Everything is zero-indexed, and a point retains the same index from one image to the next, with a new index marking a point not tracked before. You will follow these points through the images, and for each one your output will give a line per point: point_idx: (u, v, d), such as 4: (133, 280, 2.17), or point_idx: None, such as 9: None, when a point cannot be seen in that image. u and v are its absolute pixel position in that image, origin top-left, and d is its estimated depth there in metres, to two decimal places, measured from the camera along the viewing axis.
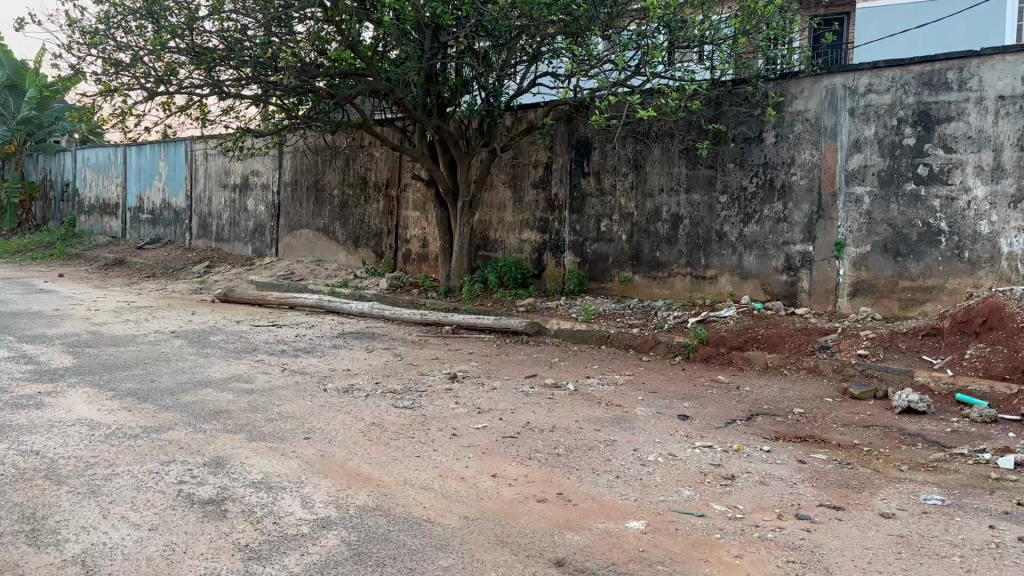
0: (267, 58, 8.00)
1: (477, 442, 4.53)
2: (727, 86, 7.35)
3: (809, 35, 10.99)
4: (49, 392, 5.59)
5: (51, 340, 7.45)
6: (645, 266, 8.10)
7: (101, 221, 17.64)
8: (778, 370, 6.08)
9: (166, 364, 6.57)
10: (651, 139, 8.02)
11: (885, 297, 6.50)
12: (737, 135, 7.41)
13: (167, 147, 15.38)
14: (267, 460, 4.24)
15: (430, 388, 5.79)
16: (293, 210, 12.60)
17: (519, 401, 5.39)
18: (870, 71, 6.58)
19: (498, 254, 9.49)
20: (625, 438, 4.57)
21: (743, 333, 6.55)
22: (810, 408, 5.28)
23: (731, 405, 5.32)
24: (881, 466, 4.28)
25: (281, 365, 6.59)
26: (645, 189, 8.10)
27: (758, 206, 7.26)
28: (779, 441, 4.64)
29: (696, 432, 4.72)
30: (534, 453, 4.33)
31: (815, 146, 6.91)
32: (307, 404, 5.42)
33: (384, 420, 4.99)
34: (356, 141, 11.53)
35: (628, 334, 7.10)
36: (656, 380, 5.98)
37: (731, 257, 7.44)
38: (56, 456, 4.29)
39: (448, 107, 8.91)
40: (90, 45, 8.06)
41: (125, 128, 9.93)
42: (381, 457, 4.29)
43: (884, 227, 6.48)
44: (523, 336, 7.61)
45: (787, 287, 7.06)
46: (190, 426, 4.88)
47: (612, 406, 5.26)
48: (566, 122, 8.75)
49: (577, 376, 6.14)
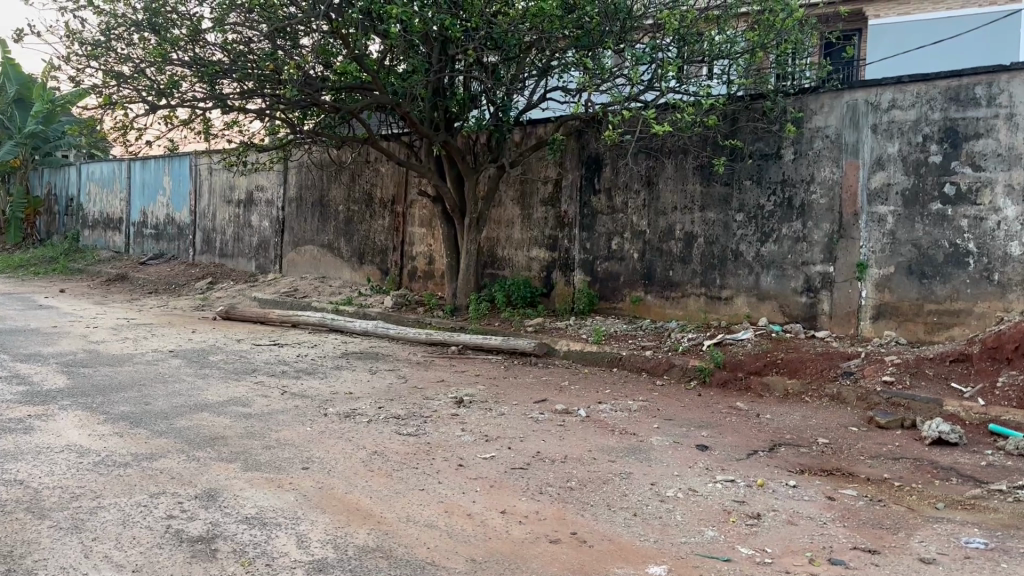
0: (271, 71, 7.83)
1: (485, 473, 4.28)
2: (744, 101, 7.14)
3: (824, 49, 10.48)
4: (39, 415, 5.36)
5: (46, 359, 7.23)
6: (658, 285, 7.86)
7: (105, 236, 17.50)
8: (798, 397, 5.82)
9: (162, 385, 6.35)
10: (665, 156, 7.80)
11: (910, 320, 6.24)
12: (754, 152, 7.18)
13: (172, 162, 15.23)
14: (262, 493, 4.00)
15: (436, 413, 5.55)
16: (297, 226, 12.41)
17: (529, 428, 5.15)
18: (893, 86, 6.36)
19: (505, 272, 9.27)
20: (642, 471, 4.32)
21: (761, 357, 6.30)
22: (834, 438, 5.02)
23: (751, 435, 5.06)
24: (915, 503, 4.01)
25: (281, 388, 6.35)
26: (658, 207, 7.87)
27: (776, 225, 7.02)
28: (805, 475, 4.37)
29: (716, 464, 4.46)
30: (545, 487, 4.08)
31: (835, 164, 6.68)
32: (306, 430, 5.17)
33: (387, 448, 4.75)
34: (362, 157, 11.34)
35: (640, 357, 6.85)
36: (672, 406, 5.73)
37: (748, 277, 7.19)
38: (40, 487, 4.05)
39: (456, 122, 8.66)
40: (91, 57, 7.90)
41: (127, 142, 9.76)
42: (383, 490, 4.04)
43: (908, 247, 6.24)
44: (531, 357, 7.37)
45: (807, 310, 6.82)
46: (184, 453, 4.65)
47: (626, 434, 5.00)
48: (577, 137, 8.55)
49: (588, 401, 5.88)
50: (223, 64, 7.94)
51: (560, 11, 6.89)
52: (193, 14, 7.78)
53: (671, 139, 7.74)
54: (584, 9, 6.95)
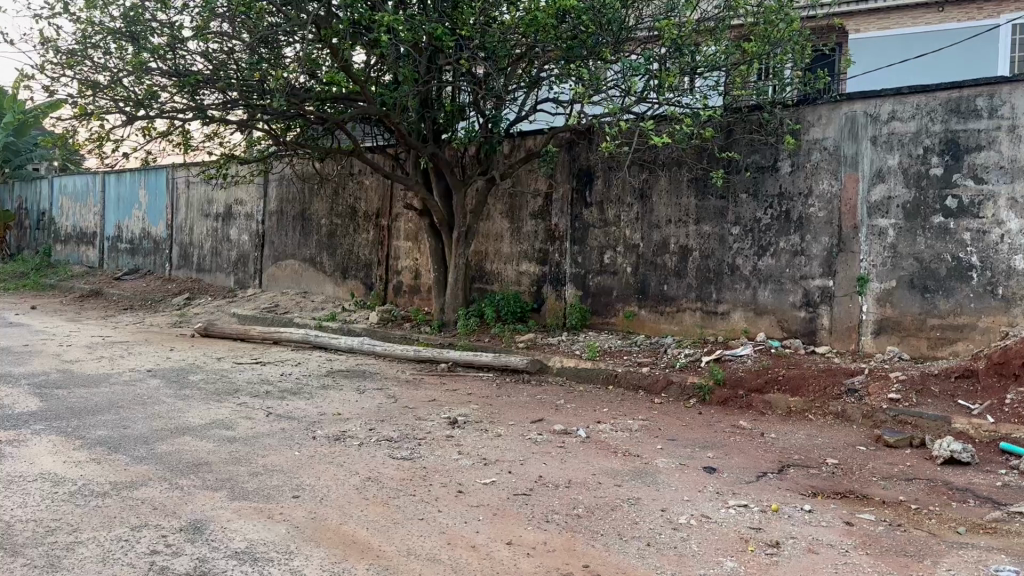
0: (255, 81, 7.61)
1: (486, 500, 4.07)
2: (741, 113, 7.04)
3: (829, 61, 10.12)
4: (11, 441, 5.07)
5: (17, 379, 6.92)
6: (653, 300, 7.71)
7: (78, 250, 17.08)
8: (802, 415, 5.67)
9: (141, 408, 6.07)
10: (658, 168, 7.68)
11: (913, 336, 6.13)
12: (750, 165, 7.07)
13: (148, 175, 14.91)
14: (252, 524, 3.77)
15: (430, 435, 5.32)
16: (278, 240, 12.15)
17: (528, 451, 4.94)
18: (893, 97, 6.27)
19: (494, 287, 9.08)
20: (650, 496, 4.13)
21: (762, 374, 6.15)
22: (844, 459, 4.87)
23: (758, 455, 4.90)
24: (935, 528, 3.85)
25: (266, 409, 6.10)
26: (652, 220, 7.74)
27: (773, 238, 6.90)
28: (819, 499, 4.21)
29: (727, 488, 4.30)
30: (551, 515, 3.87)
31: (833, 176, 6.58)
32: (295, 455, 4.93)
33: (382, 474, 4.53)
34: (345, 169, 11.12)
35: (636, 374, 6.68)
36: (674, 425, 5.56)
37: (744, 292, 7.06)
38: (12, 520, 3.78)
39: (444, 134, 8.51)
40: (66, 66, 7.62)
41: (104, 154, 9.48)
42: (380, 520, 3.82)
43: (910, 261, 6.13)
44: (524, 374, 7.17)
45: (806, 325, 6.69)
46: (166, 481, 4.39)
47: (630, 456, 4.81)
48: (568, 149, 8.42)
49: (587, 420, 5.69)
50: (205, 74, 7.69)
51: (553, 20, 6.74)
52: (173, 22, 7.55)
53: (665, 151, 7.61)
54: (579, 18, 6.80)
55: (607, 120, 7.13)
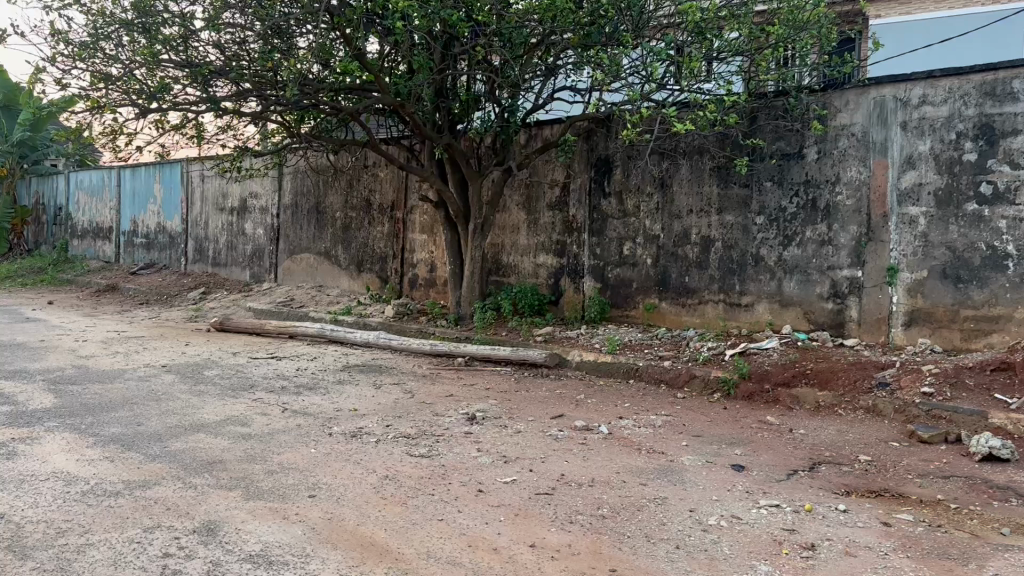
0: (268, 71, 7.49)
1: (508, 500, 3.93)
2: (766, 98, 6.85)
3: (856, 46, 9.81)
4: (24, 438, 4.99)
5: (32, 376, 6.85)
6: (674, 292, 7.55)
7: (95, 246, 17.08)
8: (831, 410, 5.50)
9: (155, 404, 5.99)
10: (679, 156, 7.50)
11: (945, 328, 5.94)
12: (775, 152, 6.88)
13: (163, 169, 14.86)
14: (267, 526, 3.65)
15: (448, 432, 5.19)
16: (292, 233, 12.07)
17: (548, 448, 4.79)
18: (924, 81, 6.07)
19: (511, 279, 8.94)
20: (677, 495, 3.99)
21: (789, 367, 5.98)
22: (877, 456, 4.70)
23: (788, 452, 4.74)
24: (978, 529, 3.68)
25: (281, 405, 5.99)
26: (673, 210, 7.57)
27: (799, 227, 6.72)
28: (853, 498, 4.05)
29: (757, 486, 4.14)
30: (575, 515, 3.73)
31: (862, 163, 6.38)
32: (310, 452, 4.82)
33: (400, 472, 4.40)
34: (360, 161, 11.00)
35: (658, 368, 6.52)
36: (699, 421, 5.40)
37: (769, 283, 6.89)
38: (23, 522, 3.69)
39: (460, 124, 8.37)
40: (78, 58, 7.52)
41: (117, 148, 9.40)
42: (399, 521, 3.69)
43: (942, 250, 5.94)
44: (543, 368, 7.03)
45: (833, 317, 6.51)
46: (180, 480, 4.29)
47: (655, 453, 4.66)
48: (586, 138, 8.25)
49: (608, 416, 5.54)
50: (218, 65, 7.58)
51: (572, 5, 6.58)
52: (185, 12, 7.44)
53: (686, 139, 7.44)
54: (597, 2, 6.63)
55: (627, 108, 6.96)
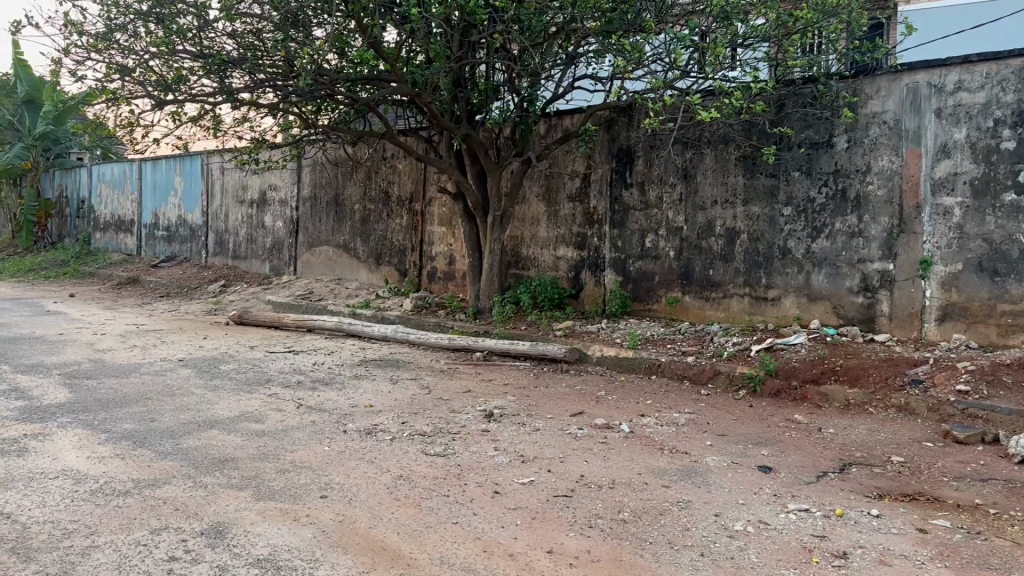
0: (283, 60, 7.37)
1: (525, 503, 3.79)
2: (794, 86, 6.63)
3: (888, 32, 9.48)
4: (35, 434, 4.93)
5: (48, 370, 6.81)
6: (697, 285, 7.36)
7: (117, 238, 17.15)
8: (862, 409, 5.31)
9: (169, 399, 5.91)
10: (704, 146, 7.30)
11: (981, 323, 5.72)
12: (804, 141, 6.66)
13: (183, 162, 14.85)
14: (277, 528, 3.54)
15: (464, 430, 5.06)
16: (312, 226, 11.99)
17: (568, 447, 4.65)
18: (960, 66, 5.84)
19: (530, 272, 8.78)
20: (702, 498, 3.83)
21: (818, 364, 5.79)
22: (910, 456, 4.51)
23: (817, 453, 4.57)
24: (1020, 537, 3.49)
25: (297, 401, 5.89)
26: (696, 201, 7.38)
27: (828, 219, 6.51)
28: (886, 502, 3.87)
29: (785, 489, 3.98)
30: (594, 519, 3.58)
31: (894, 152, 6.16)
32: (324, 450, 4.72)
33: (414, 472, 4.28)
34: (378, 153, 10.88)
35: (682, 364, 6.35)
36: (725, 419, 5.22)
37: (797, 276, 6.69)
38: (29, 522, 3.60)
39: (479, 114, 8.22)
40: (92, 49, 7.44)
41: (135, 140, 9.35)
42: (412, 524, 3.56)
43: (978, 242, 5.71)
44: (562, 363, 6.88)
45: (864, 311, 6.30)
46: (190, 479, 4.20)
47: (678, 453, 4.50)
48: (607, 128, 8.08)
49: (630, 413, 5.39)
50: (233, 56, 7.49)
51: None
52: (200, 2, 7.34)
53: (710, 128, 7.24)
54: None
55: (650, 96, 6.77)
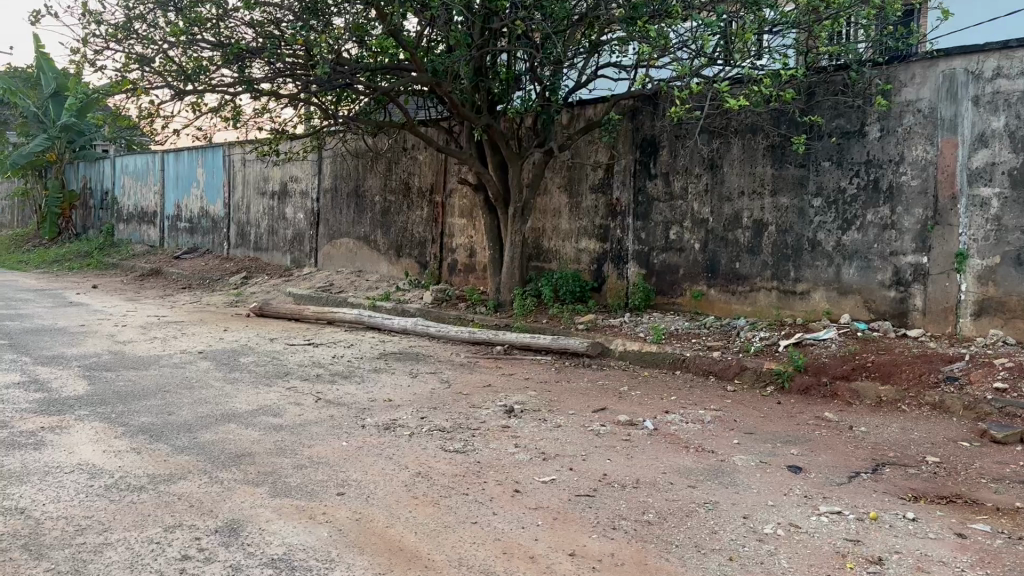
0: (302, 49, 7.29)
1: (546, 502, 3.68)
2: (825, 73, 6.45)
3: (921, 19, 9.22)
4: (53, 428, 4.88)
5: (68, 361, 6.78)
6: (723, 279, 7.21)
7: (140, 230, 17.23)
8: (894, 406, 5.14)
9: (188, 392, 5.86)
10: (731, 135, 7.13)
11: (1019, 318, 5.52)
12: (834, 130, 6.48)
13: (205, 153, 14.85)
14: (292, 526, 3.46)
15: (484, 426, 4.96)
16: (332, 217, 11.93)
17: (590, 444, 4.53)
18: (999, 51, 5.62)
19: (552, 265, 8.66)
20: (730, 499, 3.70)
21: (848, 359, 5.62)
22: (946, 457, 4.35)
23: (848, 452, 4.42)
24: None
25: (315, 395, 5.82)
26: (723, 192, 7.21)
27: (859, 210, 6.33)
28: (923, 505, 3.72)
29: (816, 491, 3.84)
30: (618, 520, 3.47)
31: (928, 142, 5.96)
32: (341, 445, 4.63)
33: (433, 469, 4.18)
34: (399, 143, 10.79)
35: (707, 359, 6.21)
36: (752, 416, 5.08)
37: (827, 269, 6.52)
38: (42, 517, 3.55)
39: (500, 104, 8.11)
40: (111, 39, 7.39)
41: (155, 131, 9.32)
42: (430, 524, 3.47)
43: (1017, 234, 5.51)
44: (585, 358, 6.76)
45: (896, 305, 6.12)
46: (206, 474, 4.13)
47: (704, 452, 4.37)
48: (631, 117, 7.92)
49: (654, 410, 5.26)
50: (252, 45, 7.41)
51: None
52: None
53: (738, 117, 7.06)
54: None
55: (675, 84, 6.62)
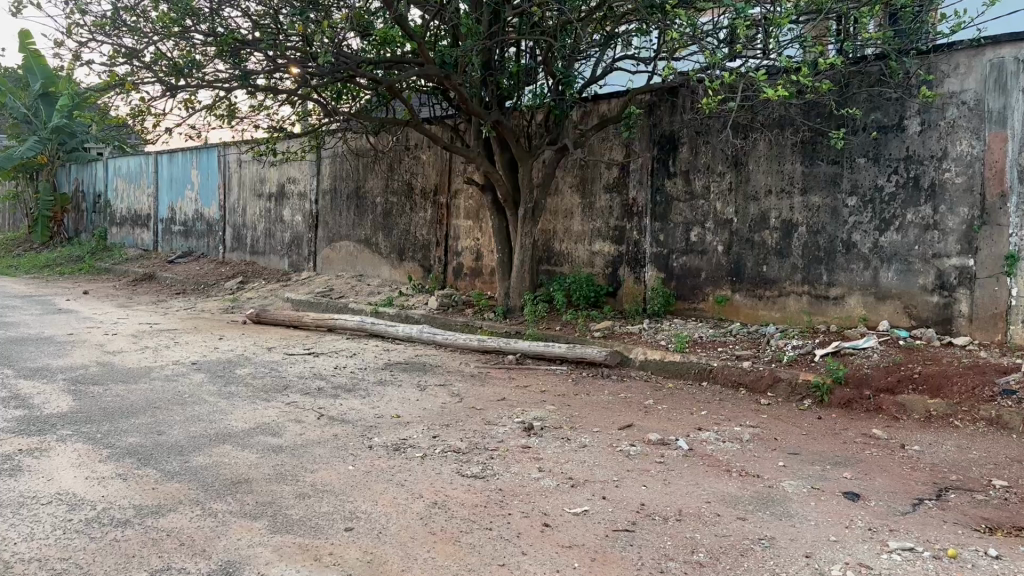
0: (301, 41, 6.86)
1: (580, 540, 3.27)
2: (860, 65, 6.06)
3: None
4: (31, 451, 4.46)
5: (53, 374, 6.35)
6: (749, 283, 6.82)
7: (133, 233, 16.81)
8: (946, 421, 4.75)
9: (179, 409, 5.44)
10: (757, 131, 6.74)
11: None
12: (870, 124, 6.10)
13: (200, 154, 14.43)
14: (295, 569, 3.05)
15: (502, 446, 4.56)
16: (332, 220, 11.51)
17: (620, 467, 4.14)
18: None
19: (564, 268, 8.26)
20: (787, 534, 3.30)
21: (893, 371, 5.23)
22: (1015, 479, 3.95)
23: (905, 475, 4.03)
24: None
25: (317, 411, 5.41)
26: (748, 191, 6.82)
27: (898, 210, 5.94)
28: (1002, 539, 3.31)
29: (879, 522, 3.44)
30: (664, 562, 3.06)
31: (974, 136, 5.57)
32: (347, 469, 4.23)
33: (451, 498, 3.77)
34: (401, 143, 10.39)
35: (736, 369, 5.82)
36: (792, 433, 4.69)
37: (863, 272, 6.14)
38: (12, 560, 3.13)
39: (511, 99, 7.70)
40: (97, 30, 6.97)
41: (147, 130, 8.89)
42: (451, 566, 3.06)
43: None
44: (603, 367, 6.36)
45: (939, 312, 5.73)
46: (198, 506, 3.72)
47: (748, 476, 3.98)
48: (649, 113, 7.54)
49: (684, 426, 4.86)
50: (248, 36, 7.00)
51: None
52: None
53: (765, 111, 6.68)
54: None
55: (700, 76, 6.23)
